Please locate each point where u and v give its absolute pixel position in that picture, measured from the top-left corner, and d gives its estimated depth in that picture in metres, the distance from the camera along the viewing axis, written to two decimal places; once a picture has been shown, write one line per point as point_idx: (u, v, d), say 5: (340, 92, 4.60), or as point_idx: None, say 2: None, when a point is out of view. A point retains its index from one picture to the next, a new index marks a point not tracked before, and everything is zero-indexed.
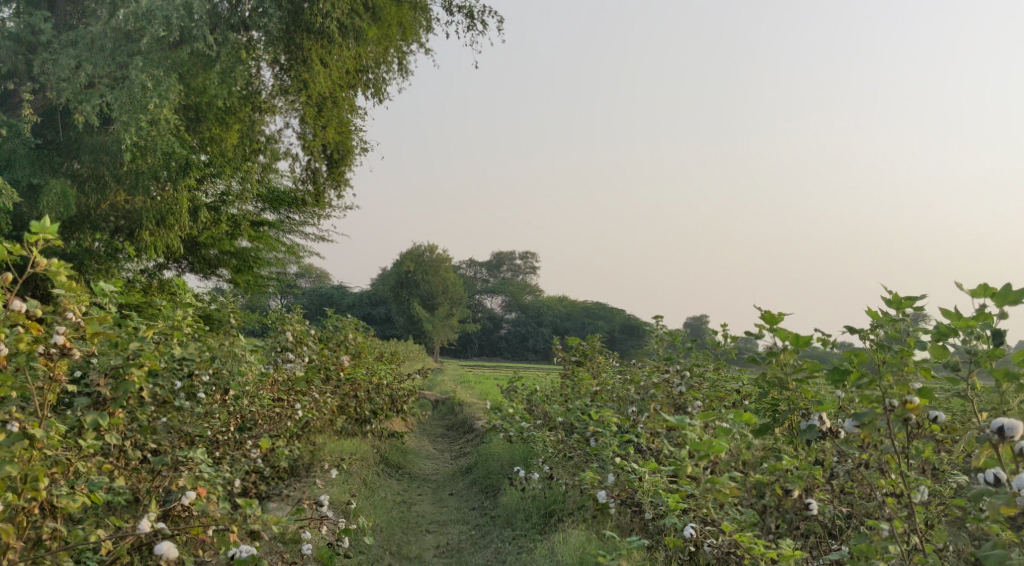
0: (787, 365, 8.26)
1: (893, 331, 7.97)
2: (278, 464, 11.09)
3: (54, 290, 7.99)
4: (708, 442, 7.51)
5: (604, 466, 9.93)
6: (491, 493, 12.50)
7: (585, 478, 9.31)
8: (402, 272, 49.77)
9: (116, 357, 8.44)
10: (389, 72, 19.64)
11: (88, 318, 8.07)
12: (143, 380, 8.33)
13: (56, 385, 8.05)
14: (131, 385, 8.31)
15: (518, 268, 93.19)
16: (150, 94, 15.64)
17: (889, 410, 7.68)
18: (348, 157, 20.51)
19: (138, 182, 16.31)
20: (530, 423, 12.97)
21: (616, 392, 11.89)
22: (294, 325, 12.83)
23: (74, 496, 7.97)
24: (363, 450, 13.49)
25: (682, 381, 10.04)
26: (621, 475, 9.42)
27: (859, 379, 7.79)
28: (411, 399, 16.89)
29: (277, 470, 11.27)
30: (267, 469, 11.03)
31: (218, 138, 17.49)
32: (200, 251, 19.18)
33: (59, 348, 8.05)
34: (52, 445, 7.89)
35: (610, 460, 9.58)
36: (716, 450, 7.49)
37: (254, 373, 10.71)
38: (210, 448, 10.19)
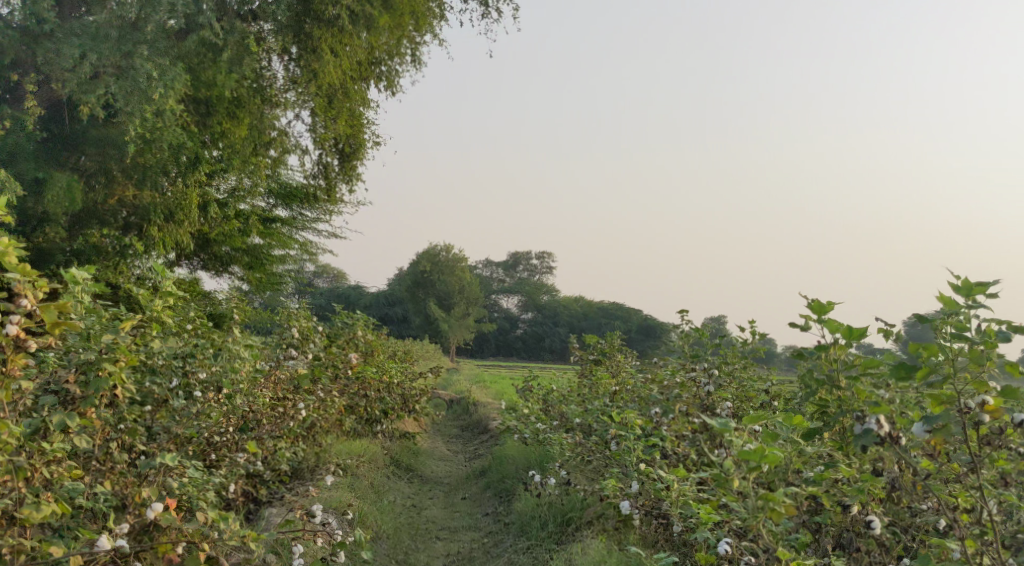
0: (838, 361, 7.80)
1: (964, 319, 7.32)
2: (280, 466, 10.58)
3: (5, 274, 7.45)
4: (761, 452, 6.93)
5: (628, 472, 9.32)
6: (505, 498, 11.93)
7: (608, 487, 8.73)
8: (418, 271, 49.24)
9: (89, 352, 8.11)
10: (401, 63, 19.05)
11: (44, 307, 7.55)
12: (117, 378, 7.91)
13: (9, 381, 7.52)
14: (104, 383, 7.90)
15: (535, 268, 92.47)
16: (156, 84, 14.99)
17: (963, 412, 7.26)
18: (361, 149, 19.41)
19: (147, 175, 15.86)
20: (547, 425, 12.38)
21: (637, 392, 11.30)
22: (300, 321, 12.28)
23: (39, 506, 7.51)
24: (372, 452, 12.93)
25: (711, 380, 9.49)
26: (646, 482, 8.86)
27: (930, 375, 7.23)
28: (424, 399, 16.32)
29: (277, 473, 10.76)
30: (266, 472, 10.50)
31: (227, 131, 16.94)
32: (211, 249, 18.69)
33: (12, 340, 7.51)
34: (8, 450, 7.40)
35: (636, 466, 8.99)
36: (770, 460, 6.91)
37: (248, 370, 10.18)
38: (205, 451, 9.73)
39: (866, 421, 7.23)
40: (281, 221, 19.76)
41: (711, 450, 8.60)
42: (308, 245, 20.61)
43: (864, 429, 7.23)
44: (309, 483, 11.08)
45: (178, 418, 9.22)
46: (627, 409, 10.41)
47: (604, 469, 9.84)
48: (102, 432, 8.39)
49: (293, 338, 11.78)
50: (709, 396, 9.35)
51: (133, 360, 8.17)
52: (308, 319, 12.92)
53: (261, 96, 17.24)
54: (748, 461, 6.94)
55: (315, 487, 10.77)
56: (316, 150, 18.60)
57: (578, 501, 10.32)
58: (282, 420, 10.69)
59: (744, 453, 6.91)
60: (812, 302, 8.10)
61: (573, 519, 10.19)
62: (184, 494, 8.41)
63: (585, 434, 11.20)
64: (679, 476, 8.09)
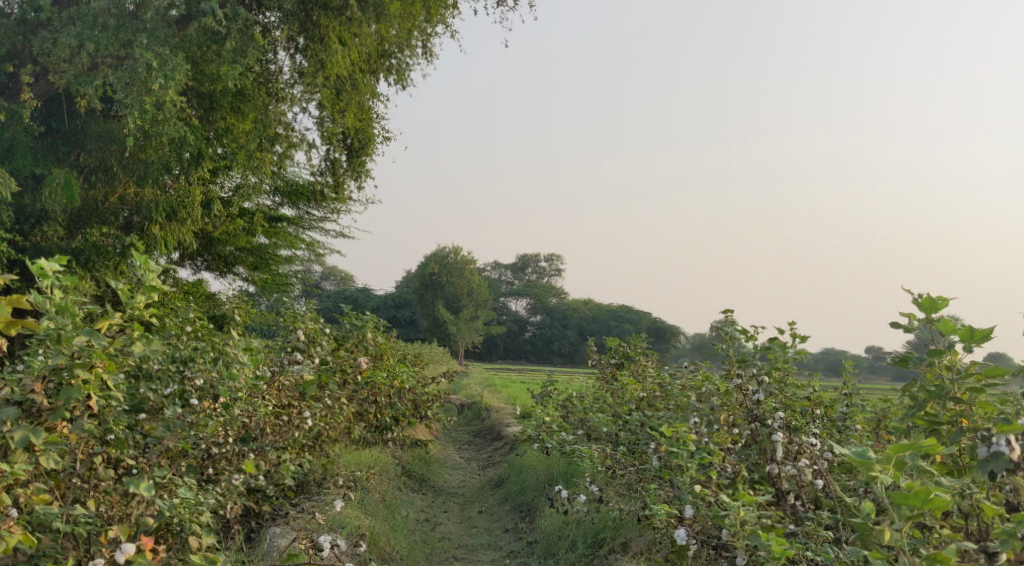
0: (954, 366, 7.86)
1: None
2: (284, 482, 9.85)
3: None
4: (924, 496, 6.75)
5: (670, 492, 8.60)
6: (527, 513, 11.21)
7: (659, 511, 8.03)
8: (426, 273, 48.39)
9: (60, 355, 7.52)
10: (412, 56, 18.27)
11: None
12: (89, 387, 7.45)
13: None
14: (76, 392, 7.43)
15: (544, 271, 91.58)
16: (156, 74, 13.89)
17: None
18: (371, 145, 18.37)
19: (148, 172, 14.98)
20: (570, 435, 11.60)
21: (671, 402, 10.56)
22: (307, 323, 11.54)
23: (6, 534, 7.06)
24: (383, 463, 12.20)
25: (759, 388, 8.77)
26: (701, 503, 8.17)
27: None
28: (436, 405, 15.57)
29: (282, 488, 10.08)
30: (269, 487, 9.80)
31: (233, 127, 16.25)
32: (216, 249, 17.96)
33: None
34: None
35: (686, 487, 8.25)
36: (936, 505, 6.75)
37: (248, 378, 9.39)
38: (202, 464, 9.02)
39: (995, 443, 7.11)
40: (288, 220, 19.03)
41: (763, 464, 8.51)
42: (315, 245, 19.89)
43: (994, 452, 7.10)
44: (317, 498, 10.36)
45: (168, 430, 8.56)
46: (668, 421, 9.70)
47: (645, 487, 9.13)
48: (85, 445, 7.85)
49: (301, 342, 11.02)
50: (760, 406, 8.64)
51: (111, 364, 7.66)
52: (315, 321, 12.16)
53: (265, 88, 16.49)
54: (906, 504, 6.78)
55: (324, 502, 10.06)
56: (324, 145, 17.75)
57: (611, 520, 9.62)
58: (287, 430, 9.99)
59: (903, 497, 6.72)
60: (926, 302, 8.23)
61: (606, 539, 9.47)
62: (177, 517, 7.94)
63: (615, 447, 10.52)
64: (744, 501, 7.48)
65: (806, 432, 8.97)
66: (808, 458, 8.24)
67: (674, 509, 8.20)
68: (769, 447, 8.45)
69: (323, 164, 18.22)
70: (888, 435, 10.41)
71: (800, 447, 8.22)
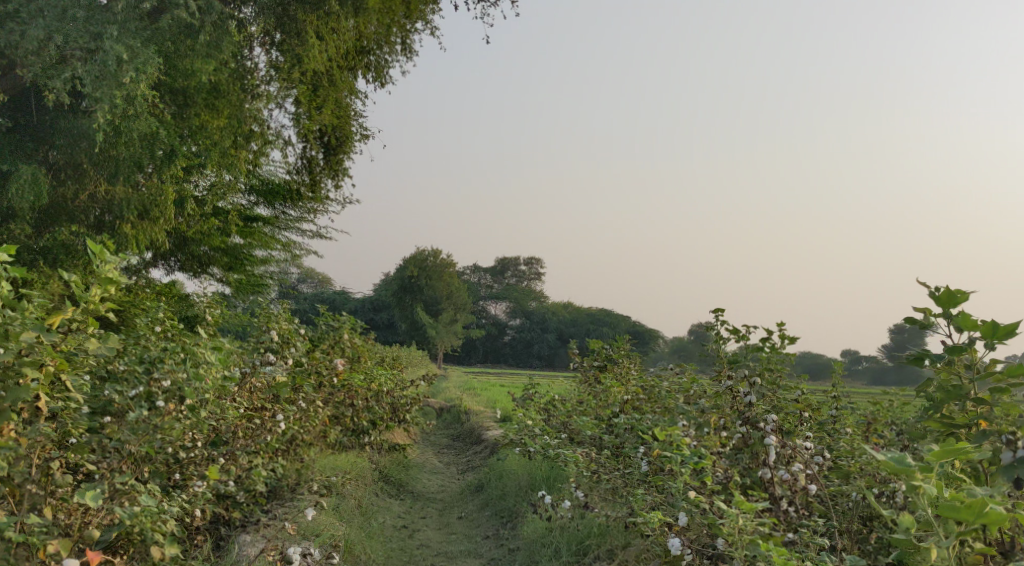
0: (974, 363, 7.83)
1: None
2: (256, 488, 9.51)
3: None
4: (977, 509, 6.60)
5: (663, 500, 8.34)
6: (508, 519, 10.89)
7: (651, 519, 7.77)
8: (405, 276, 47.96)
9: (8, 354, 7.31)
10: (391, 53, 17.93)
11: None
12: (39, 388, 7.31)
13: None
14: (25, 393, 7.29)
15: (523, 274, 91.26)
16: (126, 67, 13.52)
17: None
18: (349, 142, 17.99)
19: (120, 170, 14.57)
20: (553, 438, 11.30)
21: (660, 406, 10.27)
22: (282, 324, 11.20)
23: None
24: (360, 467, 11.87)
25: (751, 390, 8.52)
26: (694, 510, 7.91)
27: None
28: (414, 408, 15.23)
29: (254, 494, 9.74)
30: (239, 492, 9.45)
31: (208, 125, 15.66)
32: (190, 249, 17.52)
33: None
34: None
35: (681, 493, 7.96)
36: (991, 517, 6.59)
37: (216, 380, 9.09)
38: (166, 471, 8.79)
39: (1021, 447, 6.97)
40: (263, 220, 18.69)
41: (754, 469, 8.32)
42: (292, 246, 19.52)
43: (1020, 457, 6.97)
44: (290, 505, 10.02)
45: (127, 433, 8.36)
46: (656, 425, 9.44)
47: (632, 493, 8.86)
48: (42, 449, 7.61)
49: (274, 342, 10.69)
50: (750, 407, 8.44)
51: (63, 363, 7.59)
52: (290, 322, 11.82)
53: (242, 84, 16.03)
54: (958, 518, 6.63)
55: (297, 508, 9.72)
56: (300, 142, 17.30)
57: (596, 527, 9.35)
58: (259, 434, 9.71)
59: (956, 511, 6.58)
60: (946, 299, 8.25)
61: (592, 547, 9.16)
62: (138, 525, 7.75)
63: (601, 451, 10.24)
64: (741, 508, 7.30)
65: (797, 435, 8.73)
66: (800, 461, 8.05)
67: (666, 517, 7.97)
68: (760, 450, 8.18)
69: (299, 162, 17.70)
70: (877, 438, 10.17)
71: (792, 451, 8.09)
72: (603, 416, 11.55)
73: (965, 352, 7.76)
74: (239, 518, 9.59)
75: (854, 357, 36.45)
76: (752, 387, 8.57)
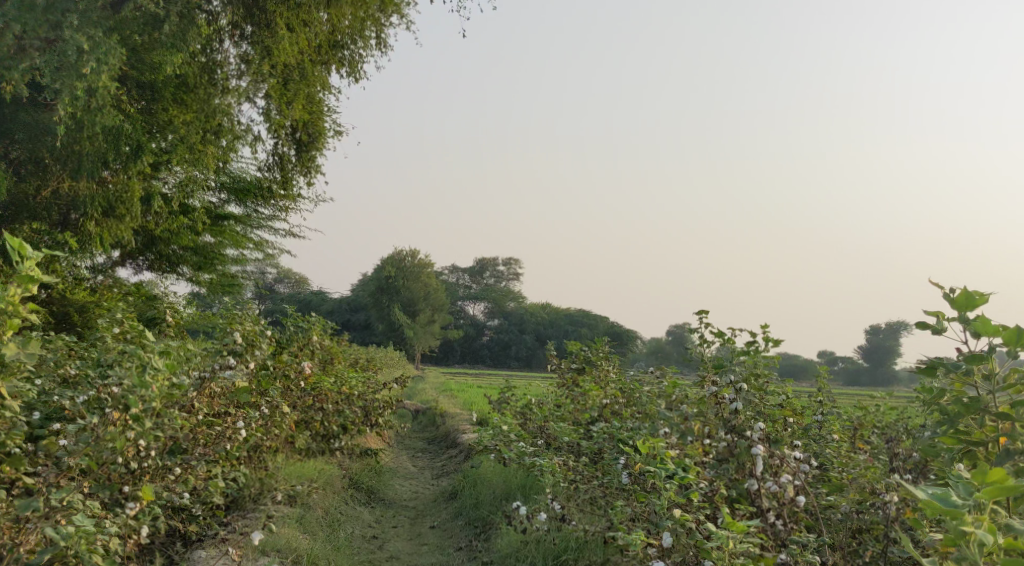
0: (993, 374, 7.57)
1: None
2: (212, 500, 9.31)
3: None
4: None
5: (652, 518, 7.94)
6: (482, 529, 10.50)
7: (634, 542, 7.44)
8: (382, 276, 47.47)
9: None
10: (365, 47, 17.42)
11: None
12: None
13: None
14: None
15: (502, 275, 90.76)
16: (87, 57, 13.00)
17: None
18: (322, 138, 17.48)
19: (83, 164, 13.86)
20: (529, 445, 10.92)
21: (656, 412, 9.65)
22: (247, 325, 10.72)
23: None
24: (328, 475, 11.46)
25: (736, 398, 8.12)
26: (680, 529, 7.58)
27: None
28: (387, 412, 14.77)
29: (212, 506, 9.52)
30: (196, 505, 9.27)
31: (174, 120, 14.98)
32: (158, 248, 16.98)
33: None
34: None
35: (663, 508, 7.64)
36: None
37: (163, 387, 8.58)
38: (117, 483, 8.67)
39: None
40: (235, 218, 18.09)
41: (740, 482, 8.06)
42: (263, 245, 19.01)
43: None
44: (251, 516, 9.74)
45: (72, 444, 8.31)
46: (637, 433, 9.08)
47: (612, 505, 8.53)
48: None
49: (239, 344, 10.23)
50: (736, 416, 8.21)
51: None
52: (256, 324, 11.38)
53: (210, 77, 15.43)
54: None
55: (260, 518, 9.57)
56: (271, 137, 16.71)
57: (574, 540, 9.02)
58: (220, 441, 9.58)
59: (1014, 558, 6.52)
60: (963, 303, 8.00)
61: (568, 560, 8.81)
62: (73, 546, 7.75)
63: (579, 460, 9.89)
64: (732, 530, 7.05)
65: (786, 444, 8.27)
66: (788, 473, 7.73)
67: (651, 537, 7.60)
68: (747, 460, 7.89)
69: (271, 159, 17.21)
70: (865, 444, 9.85)
71: (780, 460, 7.79)
72: (581, 421, 11.20)
73: (984, 361, 7.51)
74: (196, 532, 9.33)
75: (833, 356, 36.24)
76: (738, 393, 8.26)
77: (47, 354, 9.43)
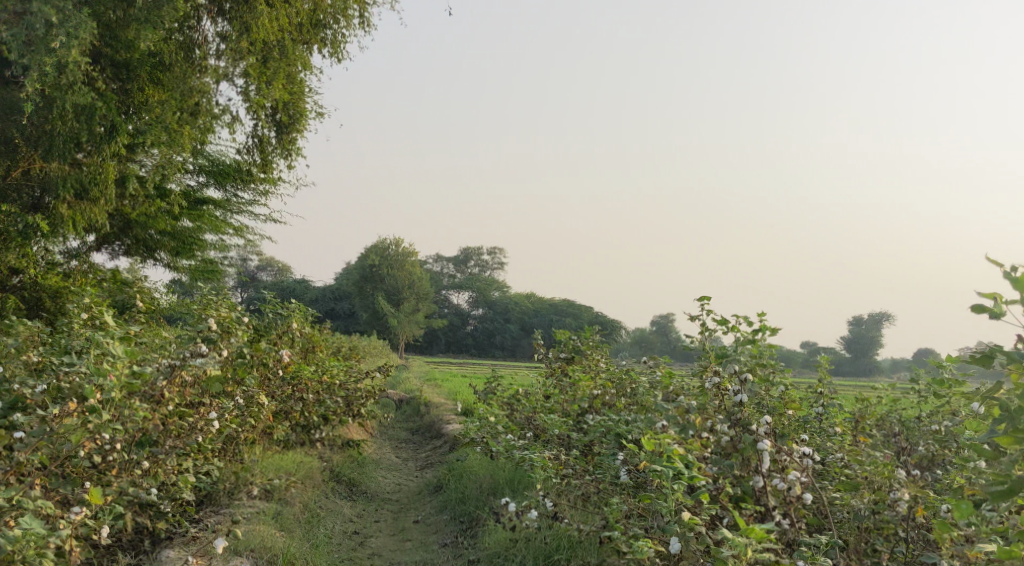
0: None
1: None
2: (181, 496, 9.14)
3: None
4: None
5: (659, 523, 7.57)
6: (468, 525, 10.10)
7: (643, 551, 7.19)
8: (366, 264, 47.02)
9: None
10: (348, 27, 16.91)
11: None
12: None
13: None
14: None
15: (487, 264, 90.25)
16: (56, 31, 12.53)
17: None
18: (303, 119, 16.98)
19: (55, 145, 13.36)
20: (517, 438, 10.52)
21: (651, 407, 9.33)
22: (222, 311, 10.28)
23: None
24: (307, 467, 11.04)
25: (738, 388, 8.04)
26: (689, 535, 7.33)
27: None
28: (370, 402, 14.30)
29: (181, 502, 9.29)
30: (165, 502, 9.04)
31: (150, 100, 14.53)
32: (135, 232, 16.45)
33: None
34: None
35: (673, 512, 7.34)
36: None
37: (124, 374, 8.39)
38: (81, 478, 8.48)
39: None
40: (214, 202, 17.56)
41: (745, 478, 7.92)
42: (244, 230, 18.51)
43: None
44: (223, 513, 9.51)
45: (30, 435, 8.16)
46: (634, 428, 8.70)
47: (609, 504, 8.22)
48: None
49: (213, 331, 9.78)
50: (740, 409, 8.09)
51: None
52: (232, 309, 10.91)
53: (188, 56, 14.94)
54: None
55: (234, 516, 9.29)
56: (250, 118, 16.20)
57: (565, 538, 8.69)
58: (191, 434, 9.29)
59: None
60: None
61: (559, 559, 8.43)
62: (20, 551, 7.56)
63: (569, 454, 9.51)
64: (750, 537, 6.87)
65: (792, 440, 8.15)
66: (797, 469, 7.63)
67: (656, 547, 7.29)
68: (752, 456, 7.88)
69: (250, 141, 16.72)
70: (866, 438, 9.50)
71: (789, 457, 7.65)
72: (571, 412, 10.82)
73: None
74: (165, 530, 9.09)
75: (816, 345, 36.00)
76: (743, 384, 8.17)
77: (10, 341, 9.00)
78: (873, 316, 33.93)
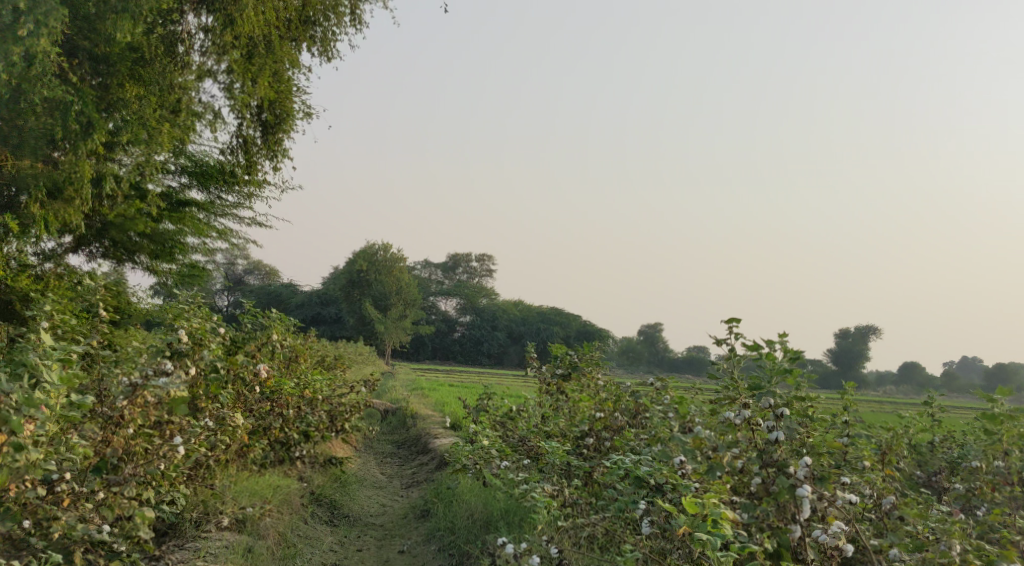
0: None
1: None
2: (137, 534, 8.65)
3: None
4: None
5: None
6: (460, 560, 9.44)
7: None
8: (355, 270, 46.22)
9: None
10: (339, 24, 16.14)
11: None
12: None
13: None
14: None
15: (475, 270, 89.42)
16: (24, 18, 11.82)
17: None
18: (290, 119, 16.23)
19: (26, 140, 12.58)
20: (512, 467, 9.84)
21: (662, 439, 8.71)
22: (193, 321, 9.63)
23: None
24: (286, 492, 10.37)
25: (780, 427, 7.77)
26: None
27: None
28: (355, 416, 13.53)
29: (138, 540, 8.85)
30: (118, 539, 8.56)
31: (129, 95, 13.64)
32: (113, 234, 15.57)
33: None
34: None
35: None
36: None
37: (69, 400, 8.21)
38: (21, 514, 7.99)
39: None
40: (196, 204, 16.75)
41: (782, 525, 7.69)
42: (228, 233, 17.70)
43: None
44: (188, 547, 9.08)
45: None
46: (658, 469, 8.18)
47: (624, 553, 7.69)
48: None
49: (182, 344, 9.24)
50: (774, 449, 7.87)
51: None
52: (207, 320, 10.16)
53: (170, 50, 14.16)
54: None
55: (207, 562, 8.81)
56: (234, 118, 15.45)
57: None
58: (155, 459, 8.76)
59: None
60: None
61: None
62: None
63: (570, 486, 8.91)
64: None
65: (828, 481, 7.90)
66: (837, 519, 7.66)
67: None
68: (789, 502, 7.65)
69: (235, 142, 15.98)
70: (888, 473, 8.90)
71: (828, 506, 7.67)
72: (569, 435, 10.14)
73: None
74: None
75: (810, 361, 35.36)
76: (779, 420, 7.88)
77: None
78: (858, 326, 33.87)
